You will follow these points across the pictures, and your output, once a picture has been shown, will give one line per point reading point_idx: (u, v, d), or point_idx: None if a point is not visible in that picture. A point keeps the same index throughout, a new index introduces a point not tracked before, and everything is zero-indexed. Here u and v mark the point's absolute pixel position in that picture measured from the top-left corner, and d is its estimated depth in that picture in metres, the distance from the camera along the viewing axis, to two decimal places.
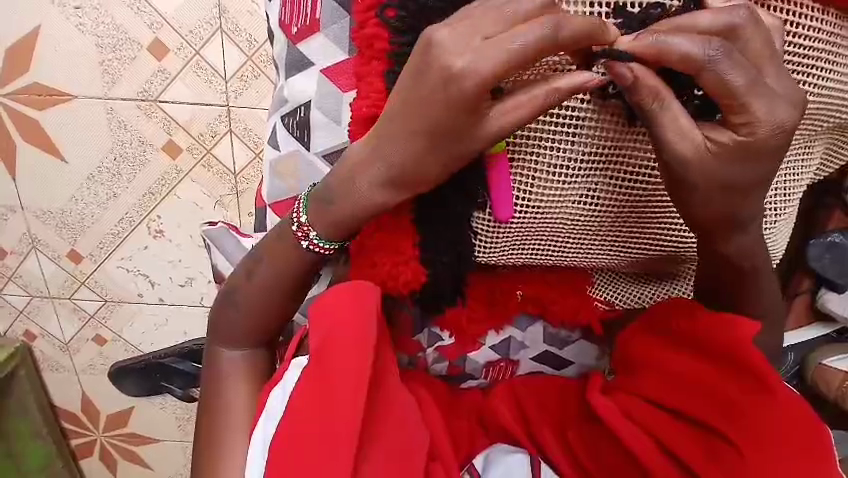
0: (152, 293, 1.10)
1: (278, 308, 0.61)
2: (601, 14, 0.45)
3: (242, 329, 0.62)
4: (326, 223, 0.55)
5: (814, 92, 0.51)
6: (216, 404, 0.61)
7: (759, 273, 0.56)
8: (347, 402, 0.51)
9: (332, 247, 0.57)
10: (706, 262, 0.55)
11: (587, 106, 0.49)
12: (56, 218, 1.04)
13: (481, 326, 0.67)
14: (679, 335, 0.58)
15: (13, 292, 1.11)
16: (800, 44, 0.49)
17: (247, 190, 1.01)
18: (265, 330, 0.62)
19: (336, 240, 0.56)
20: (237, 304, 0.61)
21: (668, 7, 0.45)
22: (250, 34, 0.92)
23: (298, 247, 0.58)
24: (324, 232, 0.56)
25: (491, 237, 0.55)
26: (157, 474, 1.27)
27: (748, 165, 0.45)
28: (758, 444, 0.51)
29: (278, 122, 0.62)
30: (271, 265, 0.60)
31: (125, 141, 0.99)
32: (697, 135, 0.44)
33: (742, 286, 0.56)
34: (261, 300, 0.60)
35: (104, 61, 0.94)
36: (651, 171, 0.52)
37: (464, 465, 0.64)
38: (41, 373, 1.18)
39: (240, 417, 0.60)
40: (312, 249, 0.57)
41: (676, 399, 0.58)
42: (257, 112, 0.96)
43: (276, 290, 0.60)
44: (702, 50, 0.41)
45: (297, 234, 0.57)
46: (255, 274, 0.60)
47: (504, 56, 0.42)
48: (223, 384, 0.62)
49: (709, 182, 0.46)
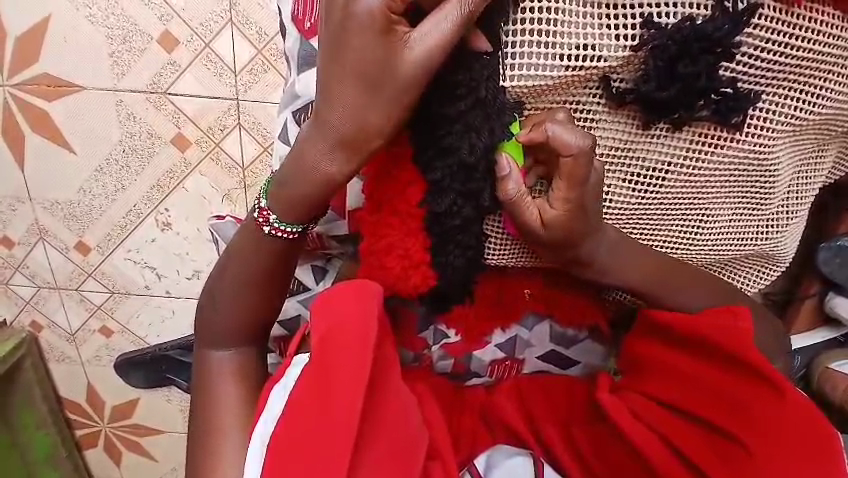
0: (159, 286, 1.10)
1: (263, 307, 0.60)
2: (626, 25, 0.46)
3: (227, 331, 0.60)
4: (292, 206, 0.53)
5: (829, 97, 0.51)
6: (207, 407, 0.60)
7: (694, 285, 0.59)
8: (345, 401, 0.49)
9: (294, 230, 0.55)
10: (663, 273, 0.58)
11: (602, 104, 0.50)
12: (65, 209, 1.05)
13: (488, 324, 0.66)
14: (694, 337, 0.58)
15: (20, 282, 1.12)
16: (819, 51, 0.48)
17: (255, 184, 1.01)
18: (266, 311, 0.60)
19: (296, 222, 0.55)
20: (216, 306, 0.60)
21: (695, 18, 0.45)
22: (261, 27, 0.91)
23: (261, 233, 0.56)
24: (282, 214, 0.54)
25: (502, 241, 0.56)
26: (161, 466, 1.28)
27: (579, 227, 0.51)
28: (771, 442, 0.51)
29: (289, 117, 0.62)
30: (234, 263, 0.58)
31: (134, 133, 0.98)
32: (539, 225, 0.50)
33: (679, 291, 0.59)
34: (234, 300, 0.59)
35: (113, 53, 0.94)
36: (632, 182, 0.53)
37: (465, 465, 0.62)
38: (46, 363, 1.19)
39: (229, 418, 0.59)
40: (274, 234, 0.55)
41: (688, 398, 0.58)
42: (266, 105, 0.96)
43: (250, 289, 0.58)
44: (577, 146, 0.47)
45: (258, 219, 0.55)
46: (224, 273, 0.59)
47: None
48: (213, 387, 0.60)
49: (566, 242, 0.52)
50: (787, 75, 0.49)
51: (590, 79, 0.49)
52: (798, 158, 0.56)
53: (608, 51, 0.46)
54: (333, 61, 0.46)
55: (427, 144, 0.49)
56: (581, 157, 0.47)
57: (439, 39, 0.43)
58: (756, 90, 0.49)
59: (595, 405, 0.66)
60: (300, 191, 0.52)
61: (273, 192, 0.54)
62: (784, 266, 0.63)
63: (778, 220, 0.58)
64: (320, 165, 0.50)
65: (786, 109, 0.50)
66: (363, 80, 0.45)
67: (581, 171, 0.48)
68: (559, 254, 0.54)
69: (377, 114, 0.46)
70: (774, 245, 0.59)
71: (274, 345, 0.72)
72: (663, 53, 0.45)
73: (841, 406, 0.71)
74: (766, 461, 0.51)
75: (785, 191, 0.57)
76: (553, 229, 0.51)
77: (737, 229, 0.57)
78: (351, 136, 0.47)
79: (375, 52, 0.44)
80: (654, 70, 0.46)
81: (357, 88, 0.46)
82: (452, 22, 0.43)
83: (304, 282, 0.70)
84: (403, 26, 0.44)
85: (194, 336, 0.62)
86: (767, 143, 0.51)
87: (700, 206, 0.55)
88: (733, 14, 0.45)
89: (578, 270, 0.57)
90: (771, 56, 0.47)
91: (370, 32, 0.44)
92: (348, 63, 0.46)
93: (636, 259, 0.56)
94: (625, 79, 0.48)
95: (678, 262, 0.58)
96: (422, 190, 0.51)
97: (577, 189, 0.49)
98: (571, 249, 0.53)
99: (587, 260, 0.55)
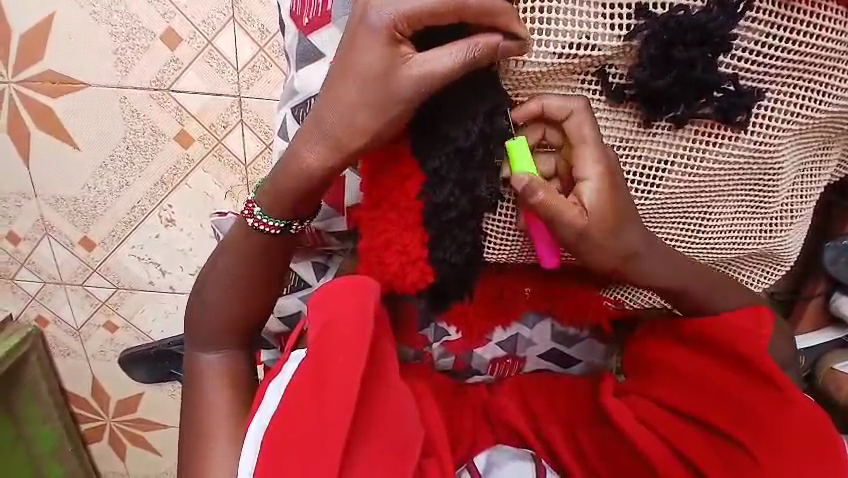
0: (163, 281, 1.10)
1: (258, 303, 0.60)
2: (622, 14, 0.46)
3: (220, 326, 0.60)
4: (279, 201, 0.53)
5: (834, 96, 0.50)
6: (199, 404, 0.60)
7: (714, 288, 0.58)
8: (341, 398, 0.49)
9: (277, 225, 0.55)
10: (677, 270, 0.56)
11: (601, 100, 0.50)
12: (70, 205, 1.06)
13: (486, 323, 0.65)
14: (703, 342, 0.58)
15: (26, 277, 1.13)
16: (822, 46, 0.47)
17: (258, 180, 1.01)
18: (261, 306, 0.61)
19: (281, 218, 0.55)
20: (209, 301, 0.60)
21: (692, 8, 0.45)
22: (263, 24, 0.91)
23: (248, 226, 0.57)
24: (267, 208, 0.55)
25: (500, 238, 0.55)
26: (165, 460, 1.29)
27: (615, 203, 0.49)
28: (781, 451, 0.51)
29: (287, 113, 0.62)
30: (227, 256, 0.59)
31: (137, 130, 0.99)
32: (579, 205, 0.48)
33: (695, 295, 0.57)
34: (227, 294, 0.59)
35: (117, 50, 0.94)
36: (634, 182, 0.53)
37: (464, 463, 0.62)
38: (52, 357, 1.20)
39: (221, 413, 0.58)
40: (258, 228, 0.56)
41: (693, 403, 0.58)
42: (268, 102, 0.96)
43: (243, 283, 0.59)
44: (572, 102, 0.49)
45: (245, 213, 0.56)
46: (217, 267, 0.59)
47: (454, 12, 0.43)
48: (205, 383, 0.60)
49: (607, 231, 0.50)
50: (792, 72, 0.48)
51: (587, 73, 0.49)
52: (802, 157, 0.55)
53: (603, 40, 0.46)
54: (340, 70, 0.48)
55: (429, 138, 0.50)
56: (579, 112, 0.49)
57: (438, 72, 0.45)
58: (759, 88, 0.48)
59: (598, 407, 0.66)
60: (281, 183, 0.53)
61: (261, 188, 0.55)
62: (788, 265, 0.62)
63: (782, 218, 0.57)
64: (304, 157, 0.50)
65: (790, 105, 0.50)
66: (361, 95, 0.47)
67: (585, 134, 0.49)
68: (606, 250, 0.51)
69: (366, 116, 0.47)
70: (778, 243, 0.58)
71: (274, 340, 0.73)
72: (657, 42, 0.45)
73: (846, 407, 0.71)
74: (775, 471, 0.51)
75: (789, 190, 0.56)
76: (598, 208, 0.49)
77: (740, 227, 0.57)
78: (336, 137, 0.49)
79: (375, 72, 0.46)
80: (647, 58, 0.46)
81: (355, 90, 0.47)
82: (454, 60, 0.44)
83: (304, 278, 0.70)
84: (406, 47, 0.46)
85: (185, 334, 0.62)
86: (771, 141, 0.51)
87: (702, 204, 0.54)
88: (729, 7, 0.45)
89: (620, 273, 0.54)
90: (772, 51, 0.47)
91: (376, 48, 0.46)
92: (352, 63, 0.47)
93: (665, 262, 0.55)
94: (622, 73, 0.48)
95: (699, 270, 0.57)
96: (423, 184, 0.51)
97: (592, 148, 0.49)
98: (620, 239, 0.51)
99: (634, 259, 0.53)
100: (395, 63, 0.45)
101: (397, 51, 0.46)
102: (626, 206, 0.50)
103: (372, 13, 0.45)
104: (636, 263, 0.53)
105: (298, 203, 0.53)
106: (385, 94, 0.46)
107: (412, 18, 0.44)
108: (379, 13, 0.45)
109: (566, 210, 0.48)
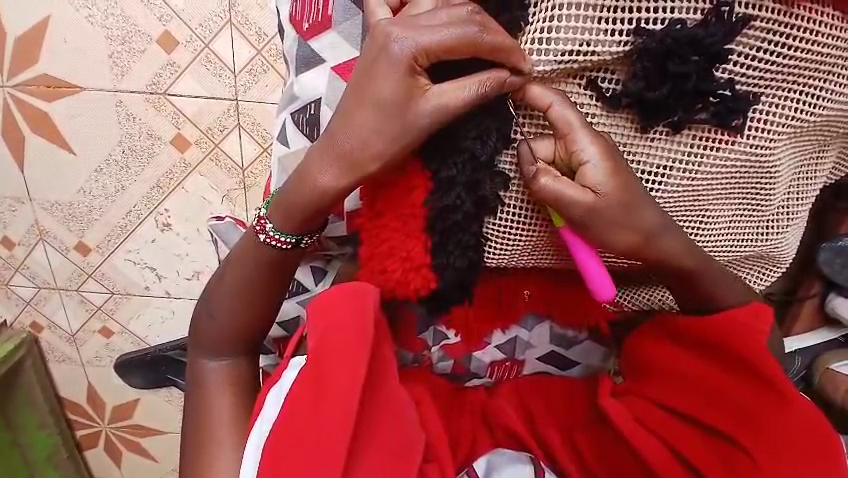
0: (159, 286, 1.10)
1: (261, 312, 0.60)
2: (620, 31, 0.46)
3: (224, 336, 0.60)
4: (285, 212, 0.54)
5: (828, 99, 0.50)
6: (201, 413, 0.59)
7: (720, 278, 0.57)
8: (342, 403, 0.49)
9: (289, 240, 0.55)
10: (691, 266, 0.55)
11: (594, 104, 0.50)
12: (65, 209, 1.05)
13: (486, 326, 0.65)
14: (702, 342, 0.58)
15: (21, 283, 1.12)
16: (817, 51, 0.48)
17: (255, 184, 1.01)
18: (265, 317, 0.60)
19: (292, 233, 0.55)
20: (214, 311, 0.60)
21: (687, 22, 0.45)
22: (260, 28, 0.91)
23: (258, 241, 0.57)
24: (280, 223, 0.55)
25: (501, 242, 0.55)
26: (161, 466, 1.28)
27: (618, 185, 0.49)
28: (780, 452, 0.51)
29: (287, 118, 0.62)
30: (233, 266, 0.58)
31: (134, 134, 0.99)
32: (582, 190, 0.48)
33: (703, 292, 0.57)
34: (230, 303, 0.59)
35: (113, 54, 0.94)
36: None
37: (464, 468, 0.62)
38: (47, 363, 1.19)
39: (224, 423, 0.58)
40: (270, 243, 0.56)
41: (691, 405, 0.58)
42: (265, 105, 0.96)
43: (247, 293, 0.58)
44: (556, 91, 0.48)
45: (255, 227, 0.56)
46: (223, 277, 0.59)
47: (471, 48, 0.45)
48: (208, 393, 0.60)
49: (617, 211, 0.49)
50: (787, 76, 0.49)
51: (577, 82, 0.49)
52: (798, 159, 0.55)
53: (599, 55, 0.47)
54: (355, 99, 0.49)
55: (436, 141, 0.50)
56: (565, 100, 0.48)
57: (451, 104, 0.46)
58: (755, 92, 0.49)
59: (596, 409, 0.66)
60: (293, 198, 0.53)
61: (274, 203, 0.55)
62: (784, 267, 0.63)
63: (778, 220, 0.57)
64: (317, 177, 0.51)
65: (785, 109, 0.50)
66: (376, 125, 0.48)
67: (574, 121, 0.48)
68: (619, 230, 0.50)
69: (380, 145, 0.48)
70: (775, 246, 0.59)
71: (273, 346, 0.73)
72: (650, 55, 0.46)
73: (842, 407, 0.71)
74: (774, 472, 0.51)
75: (785, 191, 0.56)
76: (604, 188, 0.48)
77: (737, 229, 0.57)
78: (355, 158, 0.49)
79: (392, 104, 0.47)
80: (642, 70, 0.47)
81: (371, 119, 0.48)
82: (472, 93, 0.45)
83: (304, 283, 0.69)
84: (423, 78, 0.47)
85: (189, 340, 0.62)
86: (768, 144, 0.51)
87: (700, 206, 0.54)
88: (725, 22, 0.45)
89: (633, 257, 0.53)
90: (768, 55, 0.47)
91: (393, 79, 0.46)
92: (368, 92, 0.47)
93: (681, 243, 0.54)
94: (613, 80, 0.49)
95: (707, 258, 0.56)
96: (426, 190, 0.51)
97: (583, 130, 0.48)
98: (632, 220, 0.50)
99: (652, 238, 0.52)
100: (411, 94, 0.46)
101: (413, 83, 0.46)
102: (632, 187, 0.49)
103: (391, 44, 0.46)
104: (653, 244, 0.52)
105: (303, 217, 0.53)
106: (400, 124, 0.47)
107: (431, 53, 0.45)
108: (397, 45, 0.46)
109: (570, 191, 0.48)
